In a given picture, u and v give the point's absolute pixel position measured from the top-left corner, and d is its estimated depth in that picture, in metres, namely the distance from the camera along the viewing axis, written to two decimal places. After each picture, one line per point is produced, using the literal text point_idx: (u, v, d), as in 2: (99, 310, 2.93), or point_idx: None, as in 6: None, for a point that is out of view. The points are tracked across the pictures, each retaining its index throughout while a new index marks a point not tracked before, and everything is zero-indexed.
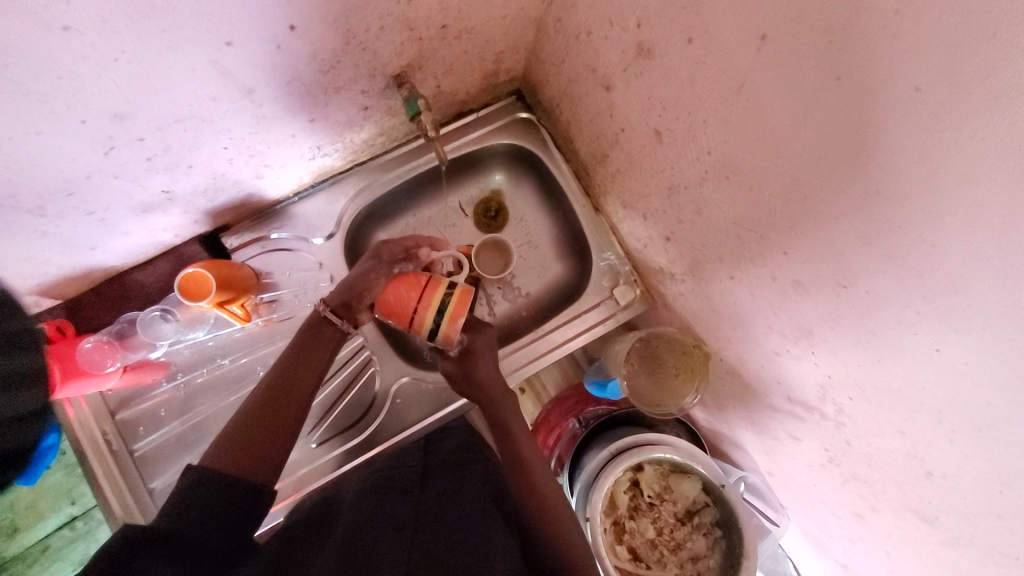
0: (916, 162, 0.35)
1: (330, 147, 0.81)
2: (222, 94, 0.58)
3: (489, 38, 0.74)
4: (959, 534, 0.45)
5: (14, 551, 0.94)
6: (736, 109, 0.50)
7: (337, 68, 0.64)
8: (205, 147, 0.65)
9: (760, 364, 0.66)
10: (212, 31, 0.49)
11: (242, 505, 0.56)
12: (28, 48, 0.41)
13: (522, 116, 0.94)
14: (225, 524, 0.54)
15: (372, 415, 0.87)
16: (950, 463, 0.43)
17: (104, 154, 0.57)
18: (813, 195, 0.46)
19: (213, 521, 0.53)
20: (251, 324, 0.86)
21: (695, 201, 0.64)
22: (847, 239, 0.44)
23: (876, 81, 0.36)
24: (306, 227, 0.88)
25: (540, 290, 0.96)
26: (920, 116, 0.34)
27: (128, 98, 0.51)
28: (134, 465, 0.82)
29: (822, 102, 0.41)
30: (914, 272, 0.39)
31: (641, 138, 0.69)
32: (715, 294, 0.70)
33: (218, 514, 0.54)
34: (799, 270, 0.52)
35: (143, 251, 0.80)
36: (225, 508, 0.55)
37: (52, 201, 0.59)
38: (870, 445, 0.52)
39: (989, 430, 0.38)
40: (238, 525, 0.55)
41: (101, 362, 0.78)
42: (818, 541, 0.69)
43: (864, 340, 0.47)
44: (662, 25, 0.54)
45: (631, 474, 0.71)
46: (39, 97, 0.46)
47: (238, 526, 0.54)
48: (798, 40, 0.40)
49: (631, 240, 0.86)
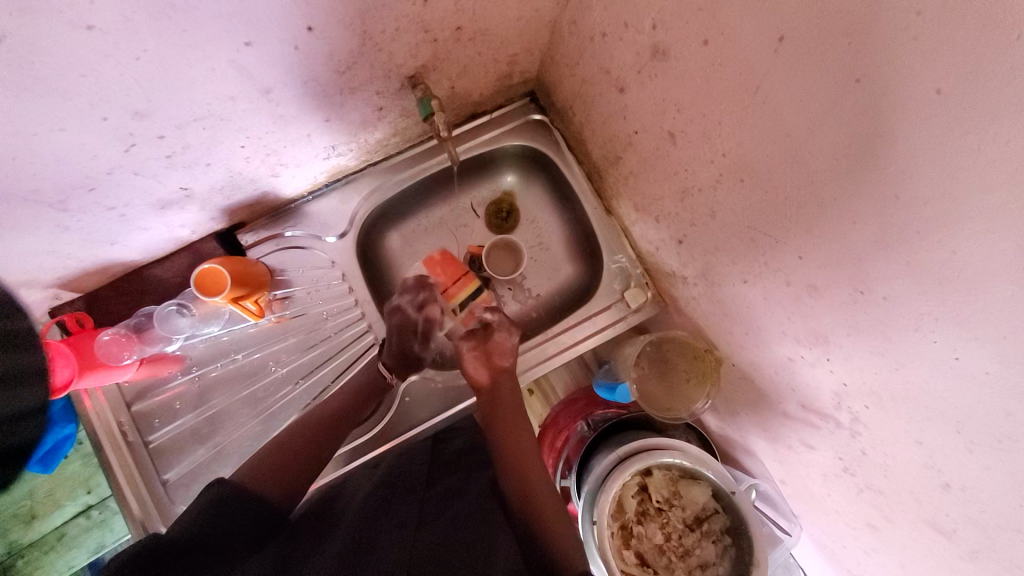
0: (937, 165, 0.35)
1: (345, 147, 0.82)
2: (241, 94, 0.59)
3: (504, 39, 0.74)
4: (976, 548, 0.44)
5: (31, 538, 0.96)
6: (752, 111, 0.50)
7: (353, 68, 0.65)
8: (223, 145, 0.66)
9: (773, 369, 0.65)
10: (232, 32, 0.50)
11: (255, 515, 0.59)
12: (52, 46, 0.42)
13: (535, 118, 0.94)
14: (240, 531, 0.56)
15: (382, 412, 0.87)
16: (969, 475, 0.42)
17: (125, 151, 0.58)
18: (829, 198, 0.45)
19: (229, 528, 0.56)
20: (263, 320, 0.88)
21: (708, 204, 0.64)
22: (865, 244, 0.43)
23: (896, 83, 0.35)
24: (319, 226, 0.89)
25: (550, 292, 0.96)
26: (942, 119, 0.33)
27: (149, 97, 0.52)
28: (148, 456, 0.83)
29: (840, 104, 0.40)
30: (934, 278, 0.38)
31: (655, 139, 0.69)
32: (728, 298, 0.69)
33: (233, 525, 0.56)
34: (814, 275, 0.51)
35: (160, 247, 0.81)
36: (236, 513, 0.57)
37: (74, 196, 0.61)
38: (886, 455, 0.51)
39: (1010, 443, 0.37)
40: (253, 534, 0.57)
41: (119, 355, 0.78)
42: (830, 551, 0.68)
43: (881, 347, 0.46)
44: (678, 27, 0.54)
45: (640, 478, 0.70)
46: (63, 94, 0.47)
47: (253, 535, 0.57)
48: (816, 41, 0.40)
49: (643, 243, 0.86)
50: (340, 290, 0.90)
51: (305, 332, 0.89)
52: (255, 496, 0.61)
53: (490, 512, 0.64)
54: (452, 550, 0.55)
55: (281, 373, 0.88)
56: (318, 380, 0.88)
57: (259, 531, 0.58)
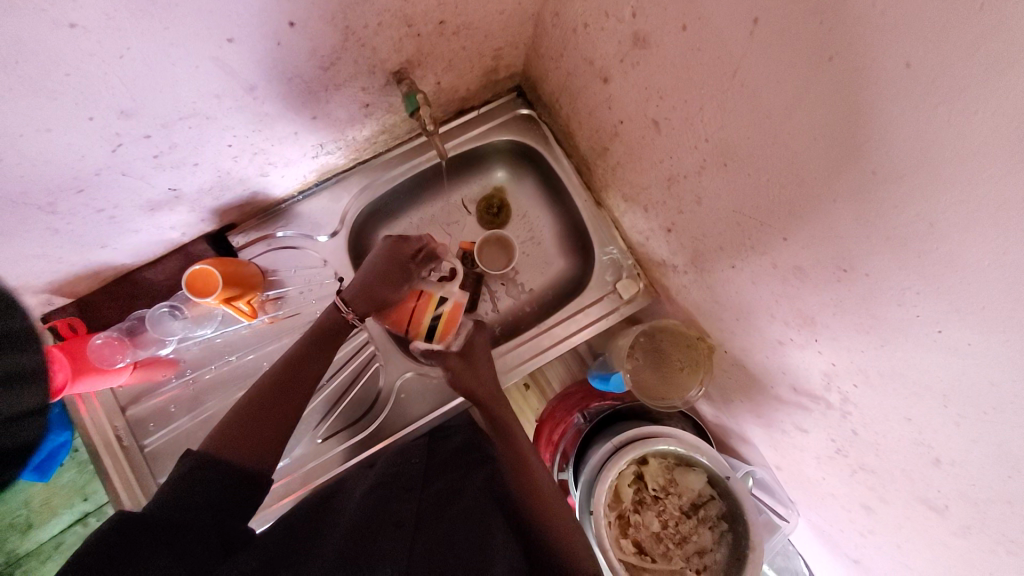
0: (908, 134, 0.35)
1: (333, 145, 0.82)
2: (225, 92, 0.59)
3: (487, 34, 0.74)
4: (968, 523, 0.44)
5: (29, 546, 0.97)
6: (731, 94, 0.50)
7: (337, 65, 0.65)
8: (210, 144, 0.66)
9: (764, 354, 0.65)
10: (214, 29, 0.50)
11: (239, 494, 0.58)
12: (37, 45, 0.42)
13: (522, 113, 0.94)
14: (214, 509, 0.54)
15: (378, 410, 0.88)
16: (957, 449, 0.42)
17: (112, 152, 0.58)
18: (809, 177, 0.46)
19: (204, 508, 0.54)
20: (257, 321, 0.88)
21: (694, 190, 0.64)
22: (846, 223, 0.44)
23: (867, 60, 0.36)
24: (310, 225, 0.90)
25: (543, 286, 0.97)
26: (911, 94, 0.34)
27: (134, 96, 0.53)
28: (144, 460, 0.83)
29: (816, 82, 0.40)
30: (913, 252, 0.38)
31: (640, 128, 0.69)
32: (717, 284, 0.69)
33: (211, 502, 0.55)
34: (799, 256, 0.52)
35: (153, 250, 0.82)
36: (216, 486, 0.56)
37: (62, 198, 0.61)
38: (876, 434, 0.51)
39: (995, 413, 0.37)
40: (232, 512, 0.56)
41: (112, 358, 0.79)
42: (828, 536, 0.68)
43: (866, 324, 0.46)
44: (656, 14, 0.55)
45: (636, 467, 0.70)
46: (48, 94, 0.47)
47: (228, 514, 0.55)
48: (788, 23, 0.40)
49: (633, 233, 0.87)
50: (332, 288, 0.89)
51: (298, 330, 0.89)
52: (230, 466, 0.59)
53: (486, 508, 0.64)
54: (449, 548, 0.55)
55: None
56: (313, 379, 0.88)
57: (237, 511, 0.57)
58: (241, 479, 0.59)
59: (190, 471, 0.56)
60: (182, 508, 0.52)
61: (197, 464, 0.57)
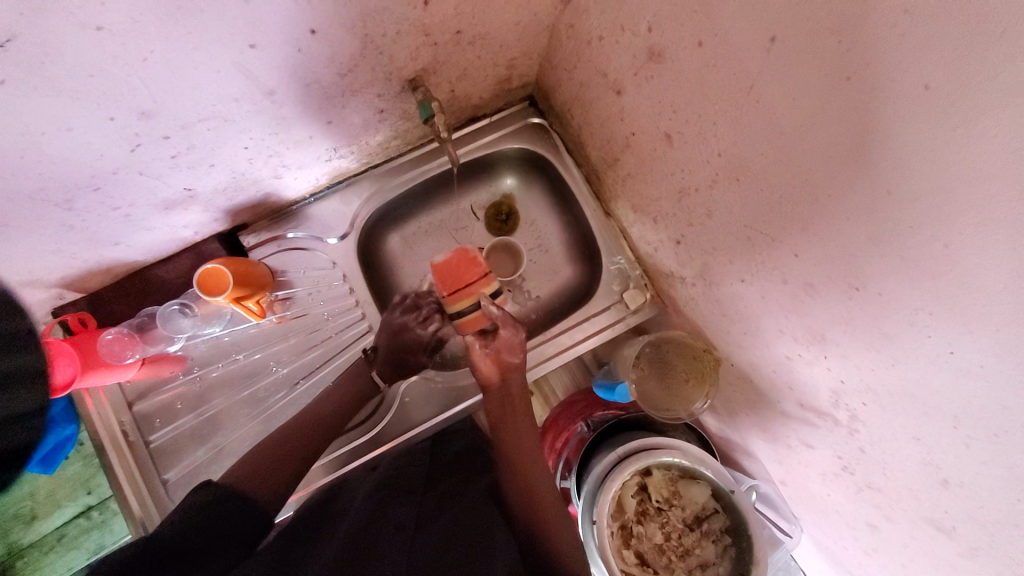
0: (925, 156, 0.35)
1: (346, 149, 0.83)
2: (244, 96, 0.60)
3: (503, 44, 0.75)
4: (976, 545, 0.44)
5: (30, 539, 0.97)
6: (746, 111, 0.51)
7: (355, 71, 0.66)
8: (227, 146, 0.67)
9: (772, 368, 0.65)
10: (236, 35, 0.51)
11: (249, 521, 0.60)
12: (65, 47, 0.43)
13: (534, 121, 0.95)
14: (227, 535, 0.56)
15: (381, 415, 0.88)
16: (965, 471, 0.42)
17: (131, 151, 0.59)
18: (822, 194, 0.46)
19: (216, 533, 0.55)
20: (265, 321, 0.89)
21: (705, 203, 0.65)
22: (860, 242, 0.44)
23: (886, 82, 0.36)
24: (321, 227, 0.90)
25: (550, 294, 0.97)
26: (927, 118, 0.34)
27: (155, 97, 0.54)
28: (149, 456, 0.83)
29: (832, 101, 0.41)
30: (926, 273, 0.39)
31: (652, 140, 0.69)
32: (726, 297, 0.69)
33: (221, 527, 0.56)
34: (811, 273, 0.52)
35: (165, 247, 0.83)
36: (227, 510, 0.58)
37: (80, 195, 0.62)
38: (883, 453, 0.51)
39: (1005, 436, 0.37)
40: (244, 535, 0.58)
41: (121, 354, 0.79)
42: (832, 554, 0.67)
43: (876, 343, 0.46)
44: (673, 30, 0.55)
45: (640, 478, 0.70)
46: (72, 94, 0.48)
47: (242, 536, 0.57)
48: (806, 42, 0.41)
49: (642, 244, 0.87)
50: (341, 291, 0.91)
51: (306, 332, 0.90)
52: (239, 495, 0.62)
53: (489, 513, 0.64)
54: (453, 552, 0.55)
55: (282, 373, 0.88)
56: (318, 379, 0.89)
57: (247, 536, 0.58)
58: (250, 510, 0.61)
59: (203, 497, 0.58)
60: (193, 530, 0.54)
61: (212, 492, 0.59)
